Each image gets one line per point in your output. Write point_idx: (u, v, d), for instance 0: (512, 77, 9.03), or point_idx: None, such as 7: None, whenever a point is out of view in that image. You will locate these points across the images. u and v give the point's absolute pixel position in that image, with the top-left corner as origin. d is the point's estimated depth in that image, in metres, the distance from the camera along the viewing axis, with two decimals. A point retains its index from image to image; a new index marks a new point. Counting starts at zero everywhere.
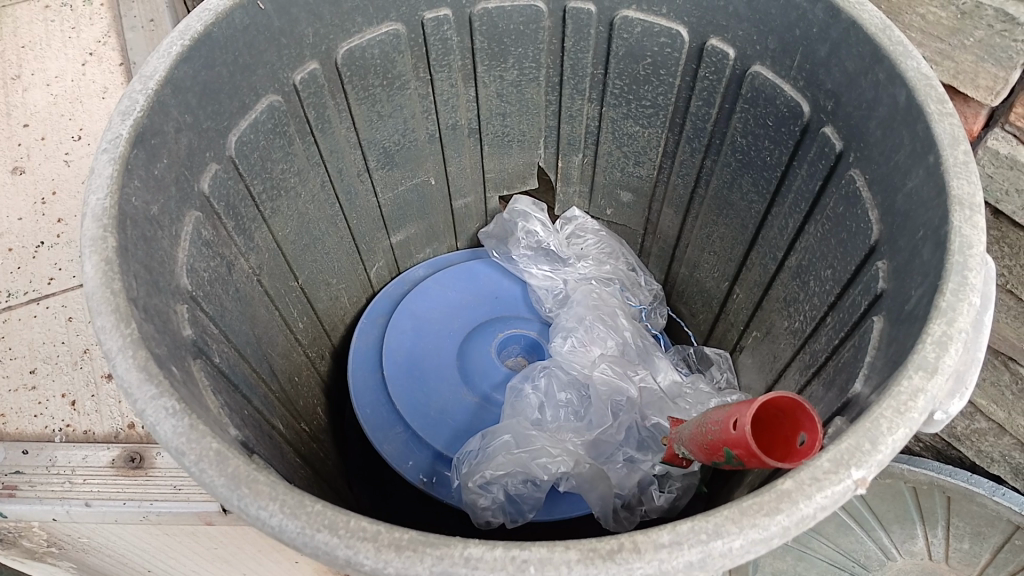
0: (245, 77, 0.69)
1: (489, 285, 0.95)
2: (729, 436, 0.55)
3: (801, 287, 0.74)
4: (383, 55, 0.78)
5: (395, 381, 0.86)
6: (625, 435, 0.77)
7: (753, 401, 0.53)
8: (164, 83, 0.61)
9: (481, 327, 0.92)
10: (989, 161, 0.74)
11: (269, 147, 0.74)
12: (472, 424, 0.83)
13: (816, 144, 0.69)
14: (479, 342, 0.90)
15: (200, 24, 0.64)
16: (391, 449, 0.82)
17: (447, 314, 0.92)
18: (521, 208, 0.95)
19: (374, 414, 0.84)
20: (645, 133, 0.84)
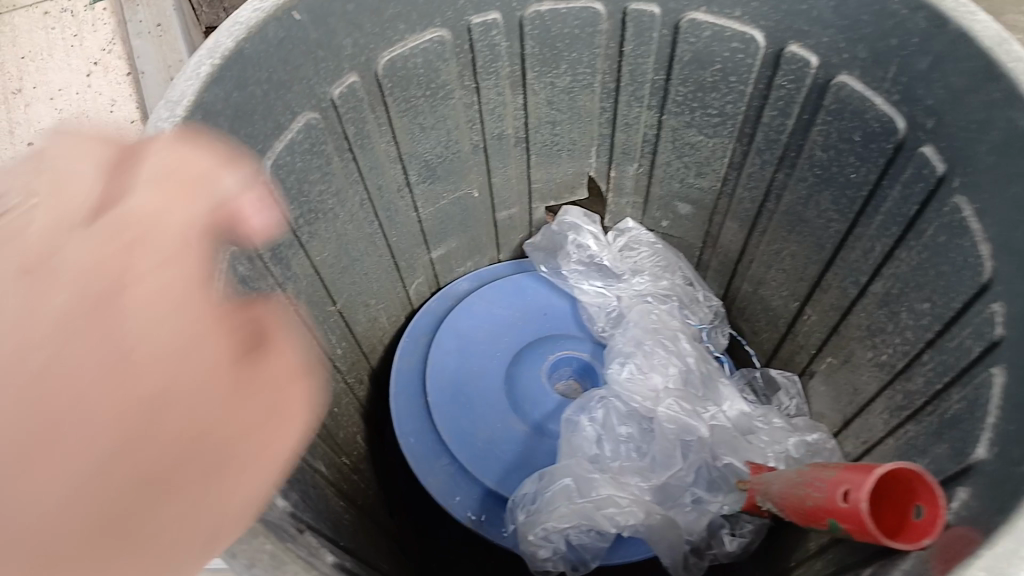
0: (280, 95, 0.63)
1: (536, 302, 0.89)
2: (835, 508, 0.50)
3: (890, 318, 0.68)
4: (427, 63, 0.71)
5: (441, 408, 0.81)
6: (694, 476, 0.72)
7: (874, 474, 0.48)
8: (193, 108, 0.55)
9: (530, 347, 0.86)
10: None
11: (306, 169, 0.67)
12: (525, 456, 0.78)
13: (912, 164, 0.63)
14: (528, 364, 0.84)
15: (231, 40, 0.57)
16: (437, 483, 0.76)
17: (494, 333, 0.87)
18: (572, 219, 0.89)
19: (419, 444, 0.79)
20: (708, 144, 0.78)
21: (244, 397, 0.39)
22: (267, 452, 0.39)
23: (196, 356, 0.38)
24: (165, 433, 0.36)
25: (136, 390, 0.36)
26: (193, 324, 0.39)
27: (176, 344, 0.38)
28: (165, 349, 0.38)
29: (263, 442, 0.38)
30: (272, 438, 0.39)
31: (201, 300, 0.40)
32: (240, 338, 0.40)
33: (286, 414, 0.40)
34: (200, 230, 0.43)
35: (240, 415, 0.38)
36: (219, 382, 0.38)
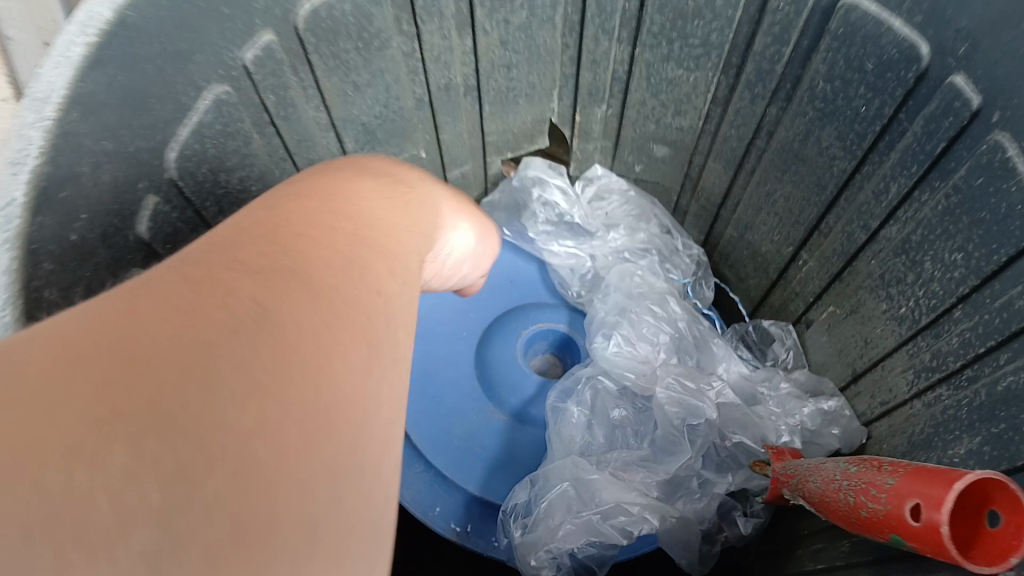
0: (182, 69, 0.50)
1: (500, 272, 0.80)
2: (900, 522, 0.43)
3: (908, 267, 0.60)
4: (357, 10, 0.59)
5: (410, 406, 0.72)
6: (702, 459, 0.65)
7: (952, 489, 0.41)
8: (69, 104, 0.42)
9: (499, 323, 0.77)
10: None
11: (222, 155, 0.55)
12: (508, 451, 0.70)
13: (938, 95, 0.54)
14: (500, 342, 0.75)
15: (110, 8, 0.43)
16: (414, 493, 0.68)
17: (458, 310, 0.77)
18: (535, 173, 0.80)
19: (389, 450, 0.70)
20: (690, 78, 0.68)
21: (392, 299, 0.35)
22: (398, 359, 0.33)
23: (402, 275, 0.37)
24: (332, 331, 0.30)
25: (367, 277, 0.34)
26: (397, 240, 0.38)
27: (375, 247, 0.36)
28: (378, 259, 0.36)
29: (391, 337, 0.33)
30: (400, 339, 0.34)
31: (417, 257, 0.39)
32: (415, 271, 0.39)
33: (407, 318, 0.35)
34: (428, 205, 0.45)
35: (389, 312, 0.34)
36: (391, 302, 0.34)
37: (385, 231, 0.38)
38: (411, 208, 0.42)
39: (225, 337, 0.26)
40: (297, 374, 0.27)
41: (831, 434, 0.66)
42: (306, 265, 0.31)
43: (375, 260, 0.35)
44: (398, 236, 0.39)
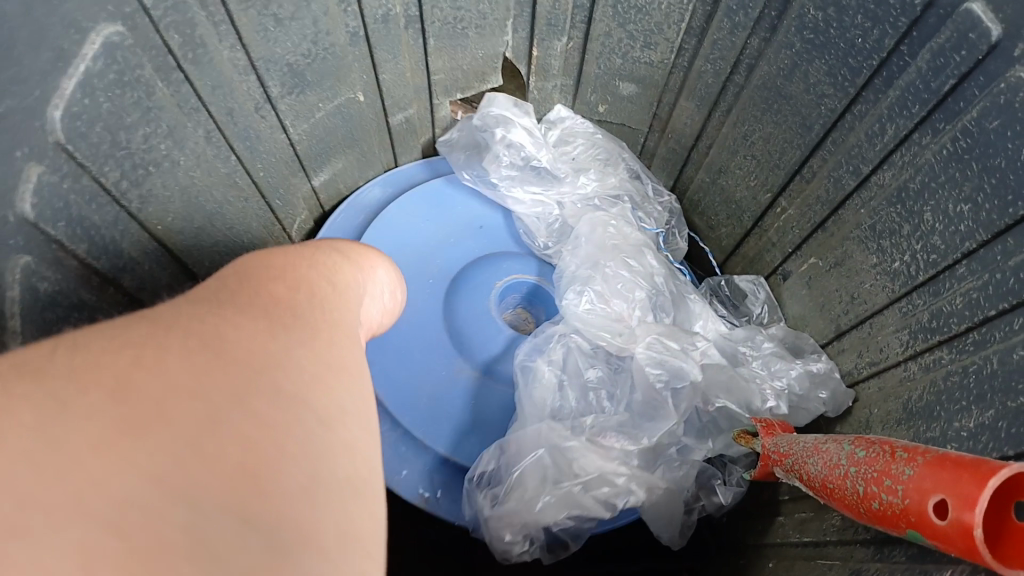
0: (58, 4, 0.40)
1: (465, 216, 0.73)
2: (922, 518, 0.37)
3: (906, 218, 0.55)
4: None
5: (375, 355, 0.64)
6: (684, 424, 0.60)
7: (986, 487, 0.34)
8: None
9: (468, 272, 0.70)
10: None
11: (118, 109, 0.46)
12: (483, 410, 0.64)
13: (950, 24, 0.48)
14: (469, 292, 0.68)
15: None
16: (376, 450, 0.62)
17: (420, 254, 0.70)
18: (500, 112, 0.72)
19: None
20: (662, 5, 0.62)
21: (306, 323, 0.34)
22: (319, 375, 0.33)
23: (319, 309, 0.36)
24: (231, 376, 0.30)
25: (269, 321, 0.33)
26: (310, 281, 0.38)
27: (280, 294, 0.35)
28: (281, 299, 0.35)
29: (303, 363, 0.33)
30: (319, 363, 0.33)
31: (336, 291, 0.39)
32: (339, 301, 0.38)
33: (331, 339, 0.35)
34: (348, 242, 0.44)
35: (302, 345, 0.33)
36: (308, 331, 0.34)
37: (294, 277, 0.37)
38: (326, 251, 0.41)
39: (110, 421, 0.27)
40: (197, 425, 0.28)
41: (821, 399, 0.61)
42: (201, 328, 0.32)
43: (276, 301, 0.35)
44: (309, 275, 0.38)
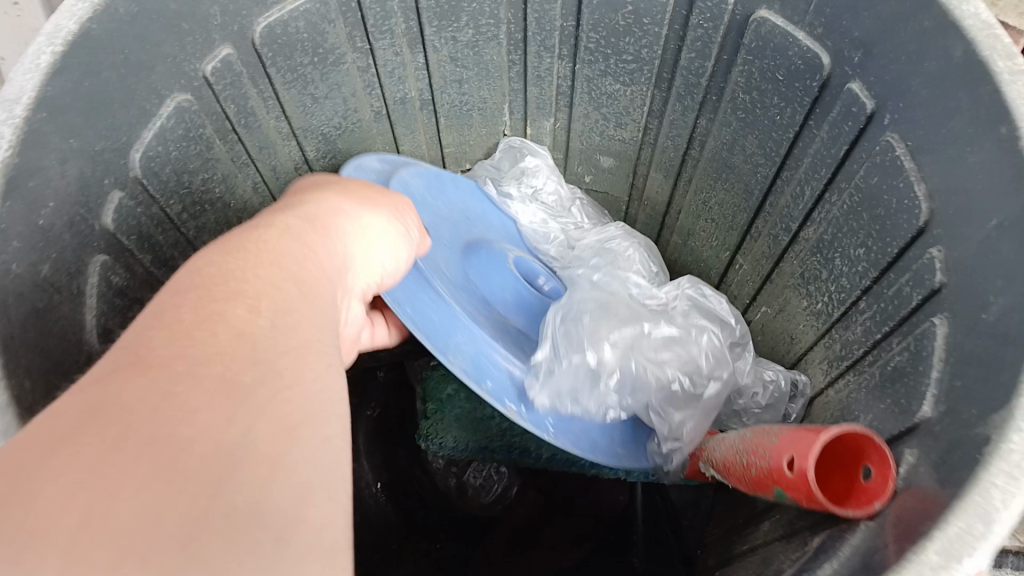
0: (143, 76, 0.55)
1: (464, 191, 0.78)
2: (781, 476, 0.47)
3: (823, 265, 0.64)
4: (310, 27, 0.65)
5: (422, 281, 0.64)
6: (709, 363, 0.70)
7: (819, 439, 0.44)
8: (37, 105, 0.46)
9: (474, 232, 0.76)
10: None
11: (184, 158, 0.60)
12: (528, 347, 0.69)
13: (839, 102, 0.58)
14: (479, 252, 0.75)
15: (74, 21, 0.49)
16: (458, 363, 0.63)
17: (444, 217, 0.74)
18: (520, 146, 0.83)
19: (417, 315, 0.63)
20: (627, 92, 0.74)
21: (273, 281, 0.37)
22: (302, 326, 0.35)
23: (286, 263, 0.39)
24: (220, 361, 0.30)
25: (247, 294, 0.35)
26: (276, 241, 0.40)
27: (249, 259, 0.37)
28: (246, 263, 0.37)
29: (288, 319, 0.35)
30: (298, 317, 0.36)
31: (304, 246, 0.42)
32: (303, 249, 0.41)
33: (307, 292, 0.38)
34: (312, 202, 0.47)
35: (279, 304, 0.36)
36: (278, 288, 0.36)
37: (255, 244, 0.39)
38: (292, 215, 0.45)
39: (142, 414, 0.27)
40: (225, 389, 0.29)
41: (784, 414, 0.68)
42: (203, 310, 0.32)
43: (242, 268, 0.36)
44: (269, 237, 0.40)
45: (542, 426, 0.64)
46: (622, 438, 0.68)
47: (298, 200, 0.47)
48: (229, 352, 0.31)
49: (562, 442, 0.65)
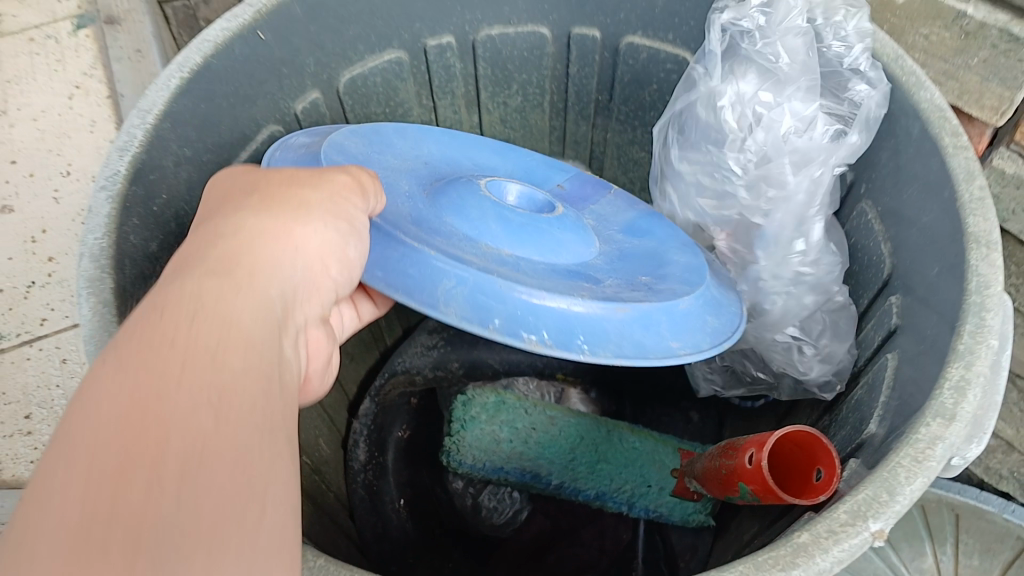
0: (246, 108, 0.67)
1: (421, 139, 0.71)
2: (744, 471, 0.55)
3: None
4: (385, 82, 0.79)
5: (385, 242, 0.53)
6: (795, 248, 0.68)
7: (773, 434, 0.52)
8: (163, 117, 0.58)
9: (448, 167, 0.68)
10: (995, 180, 0.70)
11: None
12: (518, 244, 0.57)
13: None
14: (446, 188, 0.61)
15: (199, 55, 0.61)
16: (462, 312, 0.50)
17: (403, 163, 0.65)
18: None
19: (393, 277, 0.51)
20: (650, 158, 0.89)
21: (218, 324, 0.34)
22: (246, 375, 0.33)
23: (209, 323, 0.34)
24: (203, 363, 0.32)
25: (183, 357, 0.32)
26: (202, 295, 0.35)
27: (188, 312, 0.34)
28: (188, 319, 0.33)
29: (230, 374, 0.32)
30: (241, 367, 0.33)
31: (224, 303, 0.35)
32: (245, 292, 0.37)
33: (255, 340, 0.35)
34: (232, 241, 0.41)
35: (225, 356, 0.33)
36: (229, 332, 0.34)
37: (185, 295, 0.35)
38: (214, 259, 0.39)
39: (133, 421, 0.29)
40: (208, 394, 0.31)
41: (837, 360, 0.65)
42: (157, 332, 0.32)
43: (186, 320, 0.33)
44: (197, 288, 0.35)
45: (611, 308, 0.53)
46: (675, 283, 0.60)
47: (213, 238, 0.40)
48: (173, 370, 0.31)
49: (623, 318, 0.53)
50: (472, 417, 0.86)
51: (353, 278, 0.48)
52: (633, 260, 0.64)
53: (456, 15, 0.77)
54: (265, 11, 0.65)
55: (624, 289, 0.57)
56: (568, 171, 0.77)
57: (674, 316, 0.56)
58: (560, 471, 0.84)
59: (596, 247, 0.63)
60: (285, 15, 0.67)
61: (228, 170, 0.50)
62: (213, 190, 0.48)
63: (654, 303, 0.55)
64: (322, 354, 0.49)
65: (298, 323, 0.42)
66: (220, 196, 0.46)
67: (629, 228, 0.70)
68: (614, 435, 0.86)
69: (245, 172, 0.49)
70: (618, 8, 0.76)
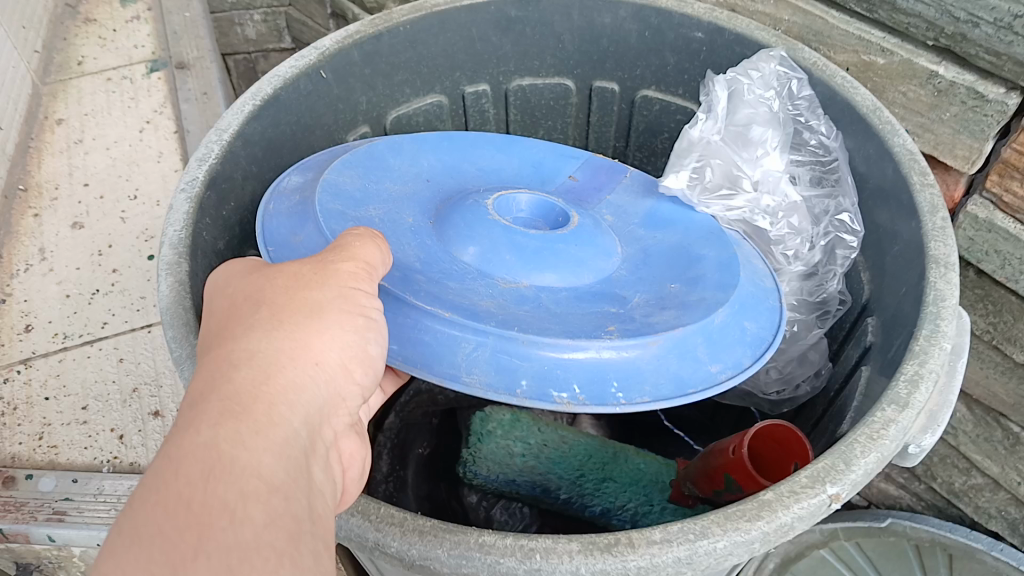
0: (304, 135, 0.77)
1: (420, 151, 0.74)
2: (726, 464, 0.62)
3: None
4: (426, 122, 0.89)
5: (396, 308, 0.55)
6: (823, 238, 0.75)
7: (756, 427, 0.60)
8: (235, 136, 0.68)
9: (451, 180, 0.72)
10: (969, 225, 0.76)
11: None
12: (532, 274, 0.60)
13: None
14: (452, 214, 0.65)
15: (269, 87, 0.71)
16: (484, 376, 0.54)
17: (402, 187, 0.69)
18: None
19: (408, 351, 0.54)
20: None
21: (238, 475, 0.35)
22: (267, 525, 0.34)
23: (228, 476, 0.35)
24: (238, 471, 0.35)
25: (205, 521, 0.33)
26: (218, 443, 0.36)
27: (206, 466, 0.35)
28: (205, 475, 0.34)
29: (252, 529, 0.33)
30: (261, 517, 0.34)
31: (243, 450, 0.36)
32: (262, 433, 0.38)
33: (275, 485, 0.36)
34: (247, 368, 0.41)
35: (245, 510, 0.34)
36: (250, 484, 0.35)
37: (201, 446, 0.35)
38: (228, 394, 0.39)
39: (180, 541, 0.32)
40: (241, 502, 0.34)
41: (795, 388, 0.76)
42: (190, 447, 0.35)
43: (203, 475, 0.34)
44: (214, 431, 0.36)
45: (643, 344, 0.56)
46: (707, 289, 0.62)
47: (227, 369, 0.40)
48: (207, 485, 0.34)
49: (656, 351, 0.56)
50: (489, 431, 0.91)
51: (375, 375, 0.48)
52: (661, 261, 0.66)
53: (491, 68, 0.88)
54: (328, 53, 0.75)
55: (654, 309, 0.60)
56: (579, 159, 0.79)
57: (710, 335, 0.59)
58: (568, 486, 0.89)
59: (619, 257, 0.66)
60: (343, 58, 0.77)
61: (228, 271, 0.50)
62: (218, 300, 0.48)
63: (689, 326, 0.58)
64: (360, 460, 0.48)
65: (326, 440, 0.43)
66: (229, 307, 0.46)
67: (649, 217, 0.72)
68: (620, 455, 0.91)
69: (250, 274, 0.48)
70: (634, 66, 0.86)
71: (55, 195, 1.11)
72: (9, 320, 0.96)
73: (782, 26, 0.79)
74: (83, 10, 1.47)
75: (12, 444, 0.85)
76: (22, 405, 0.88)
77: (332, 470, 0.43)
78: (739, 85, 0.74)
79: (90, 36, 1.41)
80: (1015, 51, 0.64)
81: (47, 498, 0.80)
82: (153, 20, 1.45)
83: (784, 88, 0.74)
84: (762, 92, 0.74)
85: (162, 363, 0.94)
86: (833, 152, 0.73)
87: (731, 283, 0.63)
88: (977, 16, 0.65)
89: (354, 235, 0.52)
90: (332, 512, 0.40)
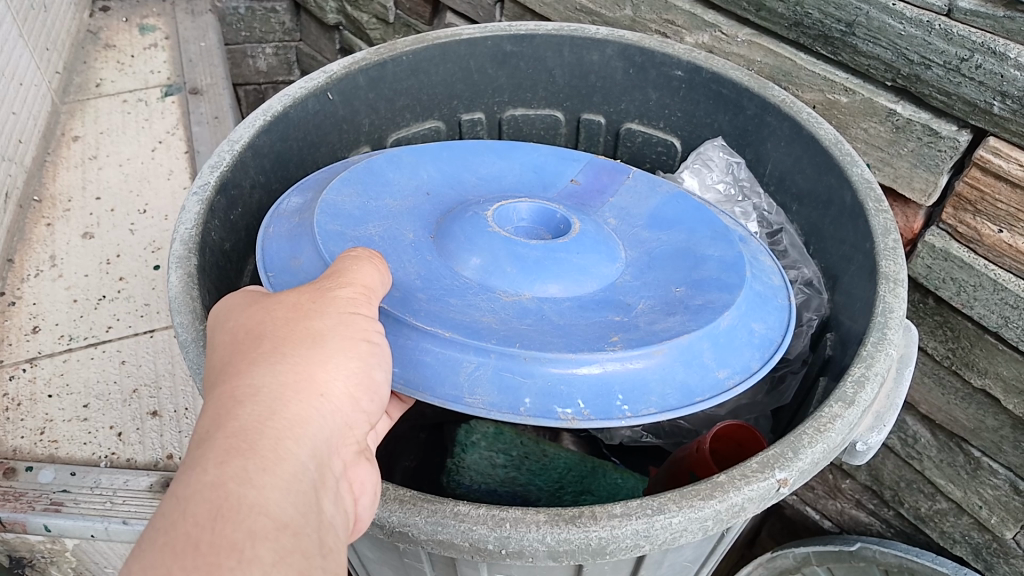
0: (309, 151, 0.83)
1: (419, 163, 0.80)
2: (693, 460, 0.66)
3: None
4: None
5: (397, 330, 0.59)
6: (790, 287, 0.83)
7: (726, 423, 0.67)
8: (246, 147, 0.73)
9: (449, 190, 0.77)
10: (927, 254, 0.84)
11: None
12: (534, 285, 0.64)
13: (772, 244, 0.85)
14: (450, 226, 0.69)
15: (279, 105, 0.77)
16: (487, 396, 0.57)
17: (400, 200, 0.74)
18: None
19: (412, 373, 0.57)
20: None
21: (247, 516, 0.38)
22: (275, 563, 0.38)
23: (237, 516, 0.38)
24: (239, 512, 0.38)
25: (215, 563, 0.36)
26: (227, 484, 0.39)
27: (214, 508, 0.38)
28: (214, 517, 0.38)
29: (259, 568, 0.37)
30: (270, 556, 0.38)
31: (251, 489, 0.40)
32: (269, 470, 0.41)
33: (283, 522, 0.40)
34: (251, 406, 0.44)
35: (254, 550, 0.38)
36: (257, 523, 0.39)
37: (210, 488, 0.39)
38: (234, 433, 0.42)
39: None
40: (243, 544, 0.37)
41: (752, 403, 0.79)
42: (195, 494, 0.39)
43: (213, 517, 0.38)
44: (220, 472, 0.40)
45: (647, 354, 0.59)
46: (712, 293, 0.66)
47: (232, 406, 0.43)
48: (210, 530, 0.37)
49: (661, 362, 0.59)
50: (473, 442, 0.93)
51: (380, 400, 0.51)
52: (666, 261, 0.71)
53: (486, 97, 0.94)
54: (334, 77, 0.81)
55: (660, 314, 0.64)
56: (580, 162, 0.84)
57: (716, 340, 0.62)
58: (547, 498, 0.85)
59: (622, 262, 0.70)
60: (349, 82, 0.83)
61: (229, 303, 0.52)
62: (219, 333, 0.50)
63: (694, 333, 0.61)
64: (372, 487, 0.49)
65: (334, 471, 0.46)
66: (230, 342, 0.49)
67: (652, 218, 0.76)
68: (598, 470, 0.90)
69: (250, 306, 0.51)
70: (619, 101, 0.93)
71: (68, 208, 1.17)
72: (19, 321, 1.01)
73: (754, 66, 0.87)
74: (104, 37, 1.55)
75: (14, 437, 0.88)
76: (26, 401, 0.92)
77: (342, 499, 0.46)
78: (700, 172, 0.87)
79: (109, 61, 1.48)
80: (963, 92, 0.71)
81: (45, 489, 0.83)
82: (169, 48, 1.52)
83: (732, 172, 0.87)
84: (718, 175, 0.87)
85: (162, 367, 0.98)
86: (775, 224, 0.85)
87: (737, 284, 0.67)
88: (928, 59, 0.72)
89: (351, 259, 0.55)
90: (341, 543, 0.44)
